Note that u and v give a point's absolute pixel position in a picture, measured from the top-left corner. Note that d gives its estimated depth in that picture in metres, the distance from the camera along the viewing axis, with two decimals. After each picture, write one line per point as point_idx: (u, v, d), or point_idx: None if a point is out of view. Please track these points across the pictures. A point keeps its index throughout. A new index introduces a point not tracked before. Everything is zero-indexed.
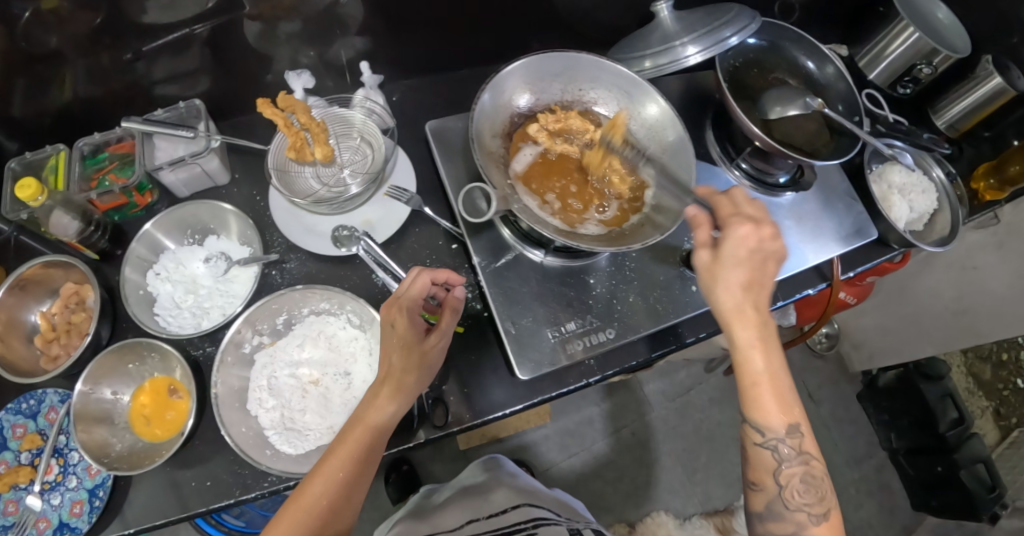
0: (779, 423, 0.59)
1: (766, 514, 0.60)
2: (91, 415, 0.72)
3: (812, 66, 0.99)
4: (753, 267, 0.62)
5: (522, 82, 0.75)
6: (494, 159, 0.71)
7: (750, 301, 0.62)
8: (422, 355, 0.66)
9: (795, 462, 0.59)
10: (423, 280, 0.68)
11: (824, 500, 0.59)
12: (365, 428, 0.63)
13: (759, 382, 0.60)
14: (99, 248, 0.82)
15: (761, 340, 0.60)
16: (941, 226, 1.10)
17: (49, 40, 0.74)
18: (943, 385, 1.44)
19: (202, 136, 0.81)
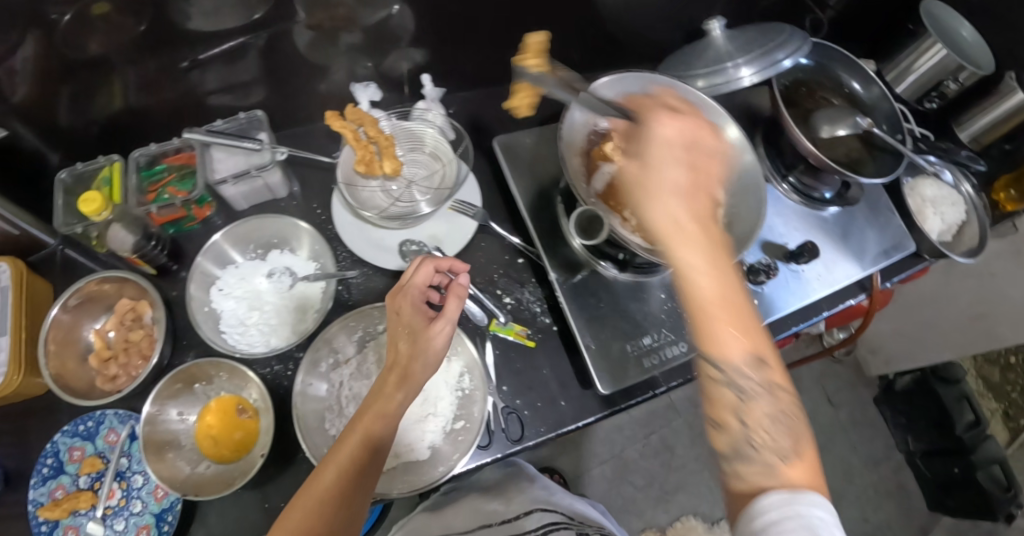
0: (730, 351, 0.49)
1: (732, 457, 0.50)
2: (160, 439, 0.70)
3: (858, 87, 1.02)
4: (689, 178, 0.52)
5: (601, 102, 0.77)
6: (577, 177, 0.73)
7: (699, 207, 0.52)
8: (424, 340, 0.61)
9: (760, 395, 0.50)
10: (425, 268, 0.66)
11: (798, 440, 0.49)
12: (373, 420, 0.58)
13: (707, 308, 0.49)
14: (158, 263, 0.79)
15: (687, 248, 0.50)
16: (969, 237, 1.11)
17: (88, 46, 0.70)
18: (959, 388, 1.48)
19: (267, 149, 0.78)
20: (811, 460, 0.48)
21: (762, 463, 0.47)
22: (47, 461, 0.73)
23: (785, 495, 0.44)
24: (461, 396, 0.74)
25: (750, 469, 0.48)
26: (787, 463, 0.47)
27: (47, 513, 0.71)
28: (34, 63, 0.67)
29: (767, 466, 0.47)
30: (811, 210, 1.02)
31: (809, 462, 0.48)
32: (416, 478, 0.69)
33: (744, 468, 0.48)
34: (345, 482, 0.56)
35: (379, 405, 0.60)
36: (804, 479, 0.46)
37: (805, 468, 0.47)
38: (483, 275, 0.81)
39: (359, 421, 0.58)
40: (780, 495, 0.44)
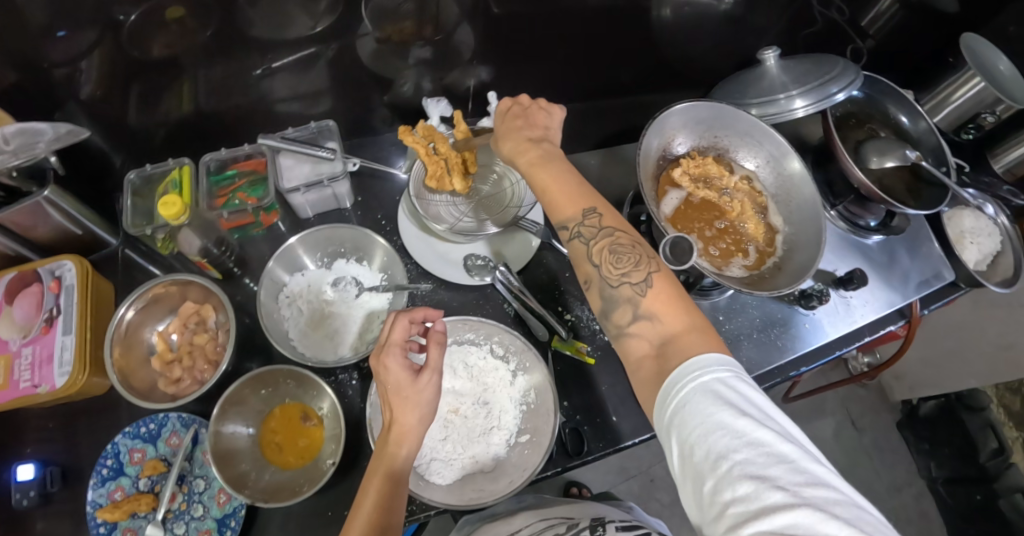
0: (572, 209, 0.58)
1: (608, 308, 0.56)
2: (226, 445, 0.70)
3: (905, 121, 1.04)
4: (517, 114, 0.64)
5: (672, 128, 0.77)
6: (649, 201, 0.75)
7: (515, 127, 0.63)
8: (415, 398, 0.58)
9: (601, 236, 0.57)
10: (402, 322, 0.59)
11: (642, 264, 0.55)
12: (381, 479, 0.57)
13: (546, 188, 0.59)
14: (223, 267, 0.81)
15: (536, 156, 0.60)
16: (1005, 269, 1.10)
17: (153, 49, 0.71)
18: (984, 416, 1.46)
19: (339, 159, 0.79)
20: (663, 287, 0.53)
21: (625, 299, 0.54)
22: (107, 462, 0.73)
23: (682, 370, 0.47)
24: (525, 410, 0.75)
25: (625, 316, 0.54)
26: (643, 293, 0.53)
27: (105, 516, 0.69)
28: (105, 60, 0.70)
29: (631, 304, 0.54)
30: (853, 237, 1.04)
31: (663, 291, 0.53)
32: (484, 492, 0.69)
33: (620, 317, 0.54)
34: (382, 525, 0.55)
35: (386, 464, 0.58)
36: (672, 319, 0.51)
37: (660, 300, 0.53)
38: (543, 290, 0.82)
39: (369, 481, 0.57)
40: (675, 378, 0.47)
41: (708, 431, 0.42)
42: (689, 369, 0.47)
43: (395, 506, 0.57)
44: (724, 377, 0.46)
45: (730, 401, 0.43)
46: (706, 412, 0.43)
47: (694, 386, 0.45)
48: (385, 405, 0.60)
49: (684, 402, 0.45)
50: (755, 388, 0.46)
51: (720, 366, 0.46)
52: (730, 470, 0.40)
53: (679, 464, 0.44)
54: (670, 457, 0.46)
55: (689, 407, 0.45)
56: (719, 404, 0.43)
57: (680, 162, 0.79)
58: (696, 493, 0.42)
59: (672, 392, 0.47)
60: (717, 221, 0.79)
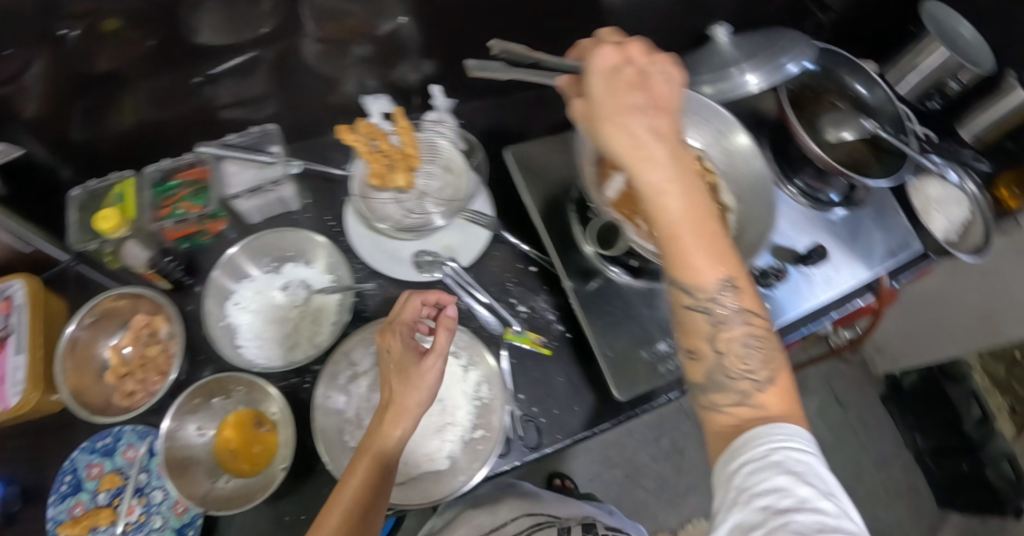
0: (701, 277, 0.51)
1: (709, 387, 0.53)
2: (180, 455, 0.71)
3: (863, 90, 1.02)
4: (643, 93, 0.51)
5: None
6: (588, 184, 0.72)
7: (641, 136, 0.50)
8: (417, 378, 0.61)
9: (737, 323, 0.53)
10: (413, 302, 0.67)
11: (771, 363, 0.53)
12: (371, 457, 0.59)
13: (675, 235, 0.51)
14: (174, 277, 0.79)
15: (673, 179, 0.50)
16: (974, 236, 1.10)
17: (98, 63, 0.71)
18: (967, 386, 1.47)
19: (280, 161, 0.79)
20: (783, 387, 0.51)
21: (738, 391, 0.51)
22: (66, 479, 0.74)
23: (755, 433, 0.46)
24: (479, 404, 0.74)
25: (726, 399, 0.52)
26: (761, 390, 0.51)
27: (66, 530, 0.71)
28: (48, 74, 0.68)
29: (742, 396, 0.51)
30: (816, 211, 1.04)
31: (783, 390, 0.51)
32: (437, 489, 0.68)
33: (719, 399, 0.52)
34: (363, 506, 0.56)
35: (378, 444, 0.59)
36: (780, 411, 0.50)
37: (777, 396, 0.51)
38: (495, 283, 0.82)
39: (359, 460, 0.58)
40: (748, 439, 0.46)
41: (767, 487, 0.42)
42: (767, 432, 0.46)
43: (380, 491, 0.58)
44: (802, 450, 0.44)
45: (799, 471, 0.42)
46: (770, 471, 0.43)
47: (766, 447, 0.45)
48: (385, 383, 0.64)
49: (750, 458, 0.45)
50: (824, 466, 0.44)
51: (799, 439, 0.45)
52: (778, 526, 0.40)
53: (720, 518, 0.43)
54: (715, 501, 0.45)
55: (752, 461, 0.44)
56: (783, 468, 0.42)
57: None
58: None
59: (737, 449, 0.46)
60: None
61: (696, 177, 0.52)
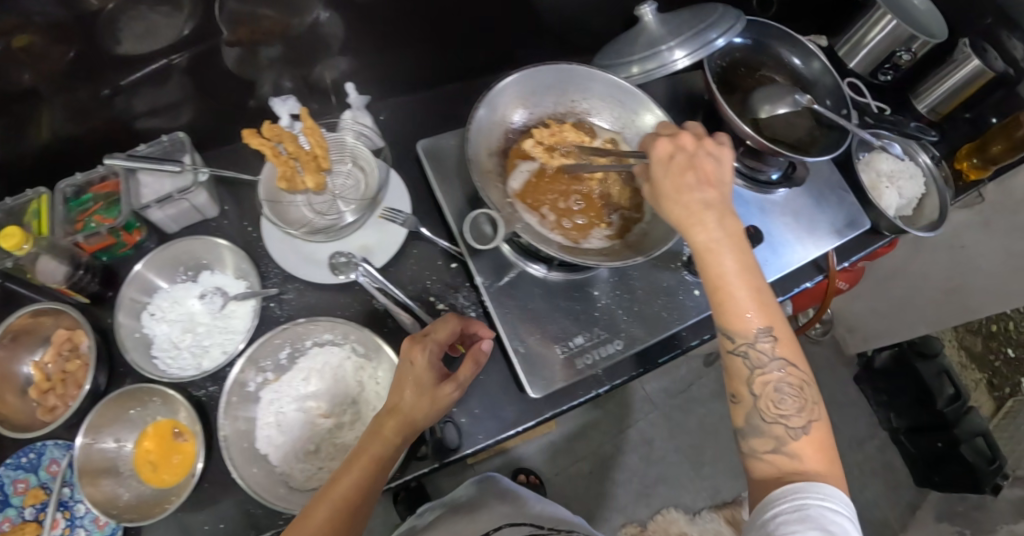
0: (746, 326, 0.58)
1: (747, 431, 0.59)
2: (96, 467, 0.71)
3: (798, 63, 0.98)
4: (694, 174, 0.61)
5: (515, 98, 0.76)
6: (492, 177, 0.73)
7: (693, 206, 0.60)
8: (434, 399, 0.64)
9: (772, 368, 0.58)
10: (451, 326, 0.68)
11: (805, 410, 0.57)
12: (367, 459, 0.61)
13: (721, 285, 0.59)
14: (90, 291, 0.79)
15: (719, 242, 0.59)
16: (930, 210, 1.11)
17: (24, 78, 0.68)
18: (938, 362, 1.46)
19: (188, 169, 0.78)
20: (817, 436, 0.56)
21: (773, 435, 0.57)
22: None
23: (797, 486, 0.52)
24: None
25: (764, 444, 0.57)
26: (795, 436, 0.56)
27: None
28: None
29: (778, 442, 0.57)
30: (757, 193, 1.02)
31: (816, 439, 0.56)
32: None
33: (759, 443, 0.57)
34: (348, 509, 0.58)
35: (374, 447, 0.62)
36: (814, 463, 0.55)
37: (811, 446, 0.56)
38: (414, 282, 0.82)
39: (356, 460, 0.61)
40: (786, 490, 0.52)
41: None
42: (805, 488, 0.51)
43: (368, 500, 0.60)
44: (838, 512, 0.50)
45: (832, 530, 0.48)
46: (804, 525, 0.49)
47: (804, 502, 0.50)
48: (395, 390, 0.66)
49: (782, 512, 0.51)
50: (852, 523, 0.49)
51: (839, 502, 0.50)
52: None
53: None
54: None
55: (790, 515, 0.50)
56: (816, 524, 0.48)
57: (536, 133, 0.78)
58: None
59: (775, 502, 0.52)
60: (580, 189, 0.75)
61: (746, 241, 0.60)
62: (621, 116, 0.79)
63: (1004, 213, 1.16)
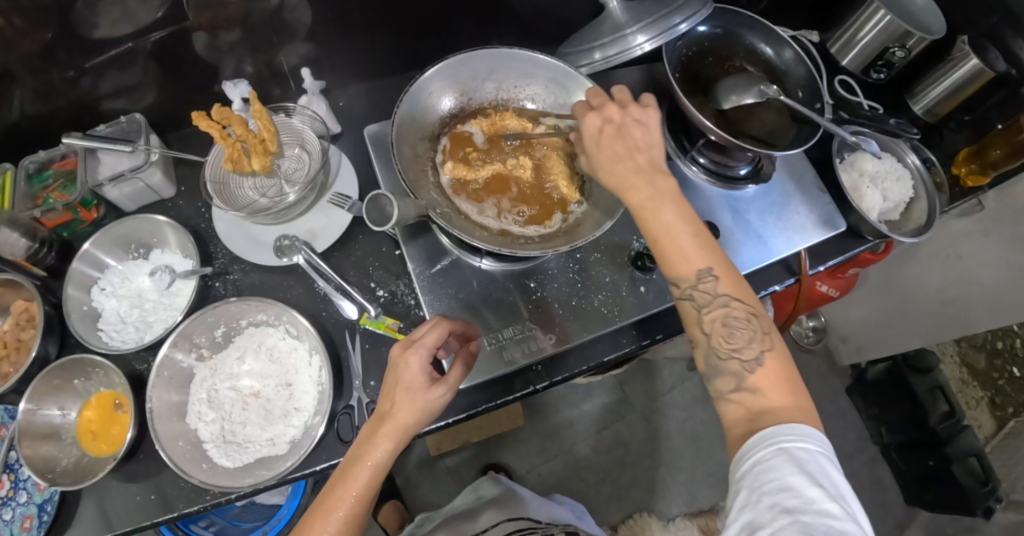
0: (687, 269, 0.59)
1: (710, 373, 0.59)
2: (37, 432, 0.73)
3: (770, 52, 0.94)
4: (625, 145, 0.62)
5: (452, 85, 0.77)
6: (422, 163, 0.75)
7: (626, 169, 0.61)
8: (427, 403, 0.62)
9: (717, 306, 0.58)
10: (441, 328, 0.65)
11: (757, 341, 0.57)
12: (363, 469, 0.61)
13: (660, 239, 0.60)
14: (47, 265, 0.82)
15: (651, 200, 0.60)
16: (918, 215, 1.04)
17: (2, 60, 0.72)
18: (933, 377, 1.40)
19: (141, 149, 0.81)
20: (774, 368, 0.56)
21: (732, 372, 0.57)
22: None
23: (774, 429, 0.51)
24: (321, 390, 0.74)
25: (727, 385, 0.57)
26: (750, 369, 0.57)
27: None
28: None
29: (737, 378, 0.57)
30: (724, 189, 0.98)
31: (773, 368, 0.56)
32: (266, 472, 0.69)
33: (722, 385, 0.58)
34: (354, 513, 0.60)
35: (367, 455, 0.62)
36: (776, 397, 0.54)
37: (769, 378, 0.56)
38: (358, 268, 0.82)
39: (352, 471, 0.61)
40: (766, 434, 0.51)
41: (776, 487, 0.47)
42: (781, 431, 0.51)
43: (370, 502, 0.62)
44: (812, 449, 0.49)
45: (810, 470, 0.48)
46: (783, 469, 0.48)
47: (780, 447, 0.50)
48: (387, 396, 0.64)
49: (762, 459, 0.50)
50: (833, 464, 0.49)
51: (813, 440, 0.50)
52: (786, 526, 0.45)
53: (738, 512, 0.49)
54: (731, 502, 0.50)
55: (769, 461, 0.49)
56: (793, 467, 0.48)
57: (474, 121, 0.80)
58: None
59: (752, 450, 0.51)
60: (511, 172, 0.76)
61: (678, 192, 0.61)
62: (562, 101, 0.80)
63: (1005, 222, 1.10)
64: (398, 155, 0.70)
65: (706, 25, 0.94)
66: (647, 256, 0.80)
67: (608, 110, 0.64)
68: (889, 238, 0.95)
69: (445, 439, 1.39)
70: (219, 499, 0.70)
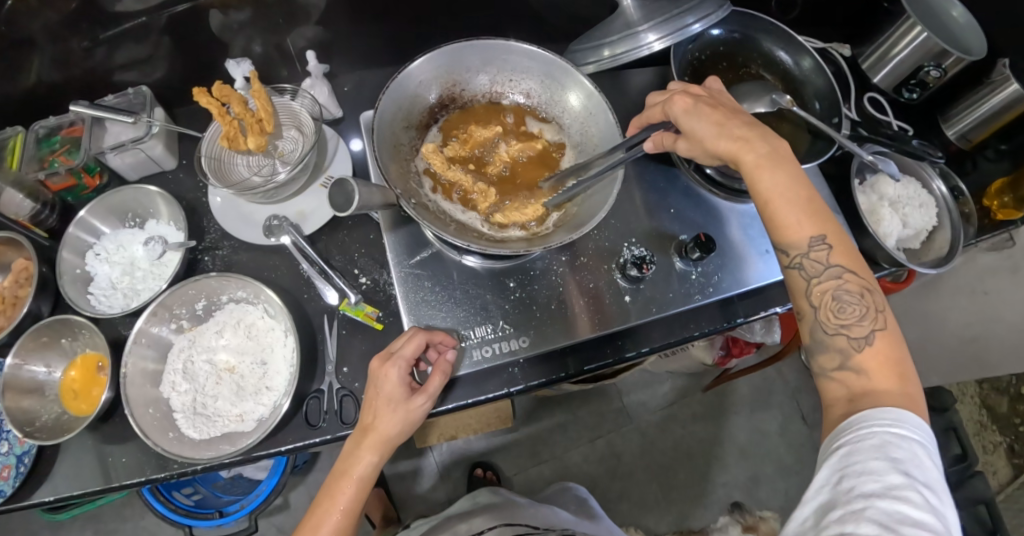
0: (798, 236, 0.59)
1: (814, 347, 0.59)
2: (22, 386, 0.76)
3: (788, 60, 0.91)
4: (727, 110, 0.64)
5: (440, 75, 0.76)
6: (403, 153, 0.74)
7: (737, 133, 0.62)
8: (408, 413, 0.66)
9: (829, 276, 0.59)
10: (418, 340, 0.68)
11: (868, 317, 0.57)
12: (350, 481, 0.66)
13: (771, 201, 0.60)
14: (48, 226, 0.84)
15: (766, 159, 0.61)
16: (940, 244, 0.99)
17: (24, 27, 0.74)
18: (946, 417, 1.29)
19: (143, 120, 0.82)
20: (883, 349, 0.56)
21: (837, 349, 0.57)
22: None
23: (869, 415, 0.52)
24: (292, 372, 0.75)
25: (830, 362, 0.57)
26: (859, 346, 0.56)
27: None
28: None
29: (843, 356, 0.57)
30: (728, 201, 0.85)
31: (882, 348, 0.56)
32: (229, 447, 0.70)
33: (825, 361, 0.58)
34: (341, 526, 0.65)
35: (353, 468, 0.66)
36: (882, 380, 0.54)
37: (876, 360, 0.55)
38: (343, 253, 0.82)
39: (338, 485, 0.66)
40: (859, 419, 0.52)
41: (859, 472, 0.48)
42: (873, 417, 0.51)
43: (358, 510, 0.67)
44: (907, 438, 0.50)
45: (897, 456, 0.48)
46: (868, 455, 0.49)
47: (870, 432, 0.50)
48: (368, 408, 0.67)
49: (850, 442, 0.51)
50: (929, 460, 0.49)
51: (910, 429, 0.50)
52: (863, 507, 0.46)
53: (818, 488, 0.51)
54: (812, 479, 0.52)
55: (858, 444, 0.50)
56: (881, 454, 0.49)
57: (467, 112, 0.80)
58: (819, 512, 0.49)
59: (840, 435, 0.52)
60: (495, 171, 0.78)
61: (793, 157, 0.61)
62: (557, 96, 0.78)
63: None
64: (379, 145, 0.69)
65: (721, 29, 0.90)
66: (633, 264, 0.78)
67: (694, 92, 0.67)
68: (907, 267, 0.89)
69: (429, 433, 1.33)
70: (183, 469, 0.71)
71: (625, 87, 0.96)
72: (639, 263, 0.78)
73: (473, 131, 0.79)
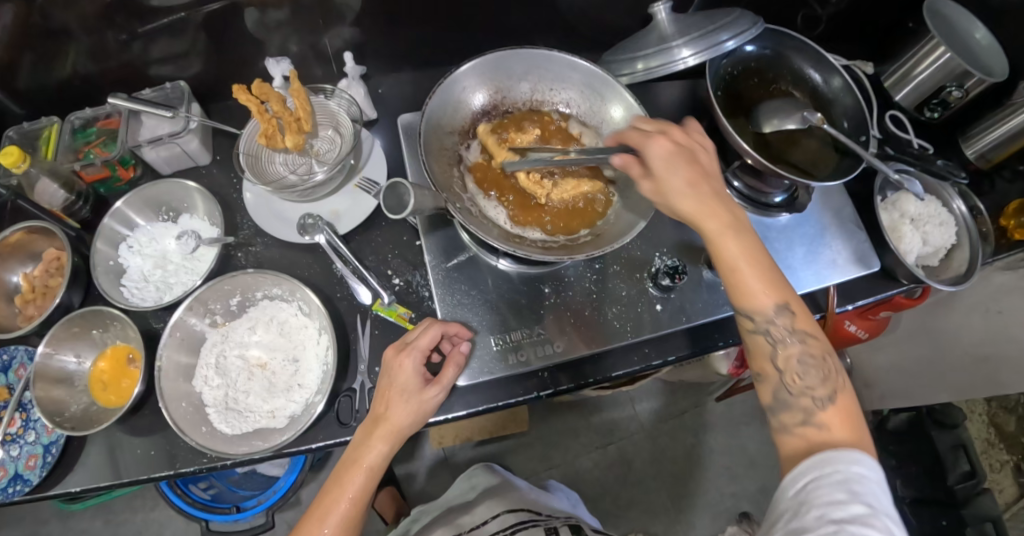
0: (761, 303, 0.59)
1: (776, 407, 0.59)
2: (52, 376, 0.76)
3: (818, 79, 0.92)
4: (700, 170, 0.62)
5: (483, 81, 0.78)
6: (446, 155, 0.75)
7: (707, 198, 0.61)
8: (420, 404, 0.67)
9: (791, 342, 0.59)
10: (433, 331, 0.69)
11: (829, 380, 0.58)
12: (361, 470, 0.65)
13: (737, 268, 0.60)
14: (81, 217, 0.85)
15: (729, 227, 0.60)
16: (957, 263, 0.99)
17: (59, 17, 0.74)
18: (956, 434, 1.32)
19: (181, 116, 0.82)
20: (845, 406, 0.56)
21: (801, 408, 0.57)
22: None
23: (830, 452, 0.52)
24: (325, 371, 0.75)
25: (793, 418, 0.57)
26: (821, 406, 0.56)
27: None
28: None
29: (805, 414, 0.57)
30: (756, 214, 0.94)
31: (843, 409, 0.56)
32: (260, 443, 0.70)
33: (787, 417, 0.58)
34: (348, 513, 0.64)
35: (363, 457, 0.65)
36: (842, 434, 0.54)
37: (839, 417, 0.56)
38: (376, 253, 0.82)
39: (346, 475, 0.65)
40: (823, 454, 0.52)
41: (824, 505, 0.49)
42: (837, 453, 0.52)
43: (365, 502, 0.66)
44: (868, 473, 0.50)
45: (859, 491, 0.49)
46: (832, 489, 0.49)
47: (833, 467, 0.51)
48: (381, 398, 0.68)
49: (815, 477, 0.51)
50: (886, 495, 0.50)
51: (870, 465, 0.51)
52: None
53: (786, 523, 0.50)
54: (779, 513, 0.52)
55: (822, 480, 0.50)
56: (846, 487, 0.49)
57: (506, 117, 0.81)
58: None
59: (804, 470, 0.52)
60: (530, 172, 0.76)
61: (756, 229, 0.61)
62: (596, 107, 0.81)
63: None
64: (425, 146, 0.71)
65: (754, 45, 0.92)
66: (666, 274, 0.79)
67: (677, 135, 0.63)
68: (926, 285, 0.90)
69: (446, 434, 1.35)
70: (213, 463, 0.71)
71: (655, 98, 0.98)
72: (672, 274, 0.79)
73: (514, 135, 0.78)
